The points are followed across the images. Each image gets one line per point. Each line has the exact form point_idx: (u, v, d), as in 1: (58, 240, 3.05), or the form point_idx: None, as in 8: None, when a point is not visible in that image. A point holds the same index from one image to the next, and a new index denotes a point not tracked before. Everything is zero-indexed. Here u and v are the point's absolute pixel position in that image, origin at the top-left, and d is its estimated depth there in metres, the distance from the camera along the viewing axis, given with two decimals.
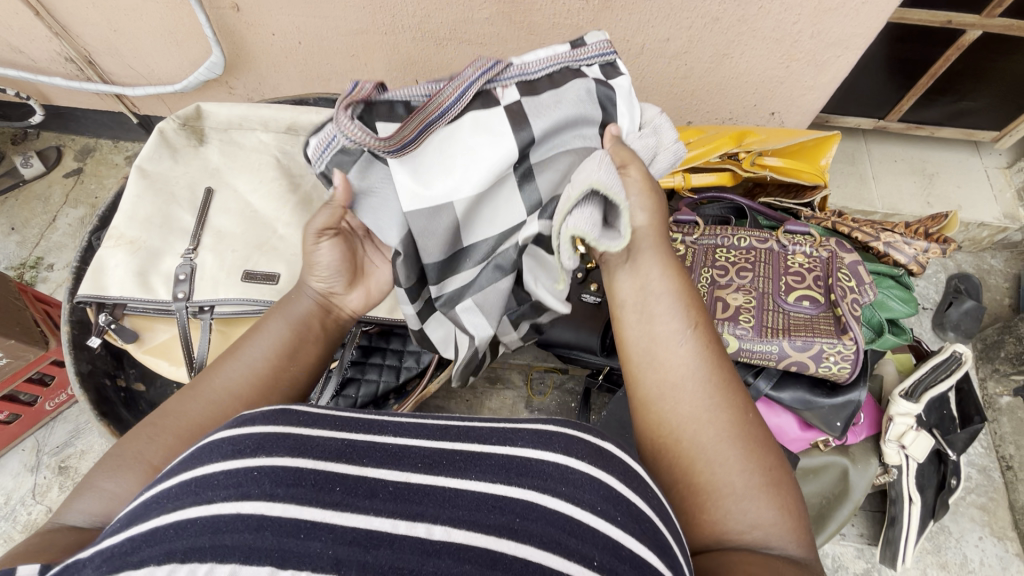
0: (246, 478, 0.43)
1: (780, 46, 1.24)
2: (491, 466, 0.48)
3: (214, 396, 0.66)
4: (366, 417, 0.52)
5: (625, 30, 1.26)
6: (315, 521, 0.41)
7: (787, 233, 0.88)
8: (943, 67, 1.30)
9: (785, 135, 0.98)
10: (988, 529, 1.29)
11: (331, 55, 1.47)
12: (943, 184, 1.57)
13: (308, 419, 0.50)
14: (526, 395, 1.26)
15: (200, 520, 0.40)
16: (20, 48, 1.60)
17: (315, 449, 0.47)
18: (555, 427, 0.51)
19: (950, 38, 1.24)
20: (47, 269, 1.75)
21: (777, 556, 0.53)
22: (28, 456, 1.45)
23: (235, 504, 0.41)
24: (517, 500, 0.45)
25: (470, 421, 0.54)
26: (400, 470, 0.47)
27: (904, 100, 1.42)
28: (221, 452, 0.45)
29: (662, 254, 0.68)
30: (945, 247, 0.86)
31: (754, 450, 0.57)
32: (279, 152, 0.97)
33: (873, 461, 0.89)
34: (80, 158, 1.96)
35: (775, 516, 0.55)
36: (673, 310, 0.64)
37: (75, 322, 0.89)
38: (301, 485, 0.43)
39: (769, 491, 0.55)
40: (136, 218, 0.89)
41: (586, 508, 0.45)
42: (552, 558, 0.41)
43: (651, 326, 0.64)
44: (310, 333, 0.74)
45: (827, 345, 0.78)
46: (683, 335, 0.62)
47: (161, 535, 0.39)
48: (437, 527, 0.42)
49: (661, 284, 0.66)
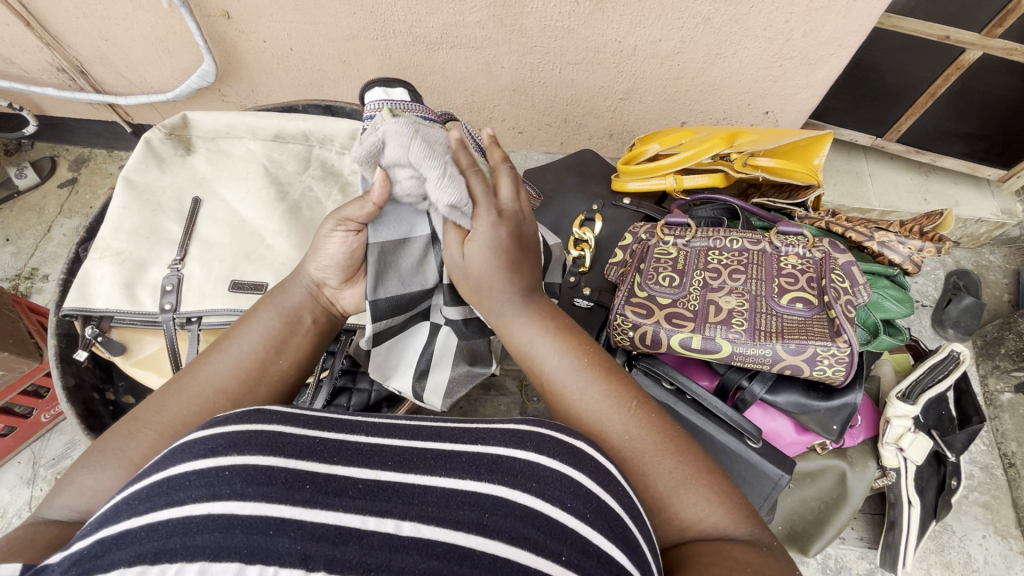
0: (216, 477, 0.42)
1: (772, 45, 1.23)
2: (461, 463, 0.48)
3: (198, 388, 0.64)
4: (338, 415, 0.52)
5: (618, 31, 1.25)
6: (286, 518, 0.40)
7: (780, 234, 0.87)
8: (943, 85, 1.30)
9: (776, 135, 0.97)
10: (991, 528, 1.27)
11: (323, 61, 1.46)
12: (939, 181, 1.56)
13: (281, 416, 0.50)
14: (521, 401, 1.23)
15: (172, 522, 0.39)
16: (12, 60, 1.60)
17: (287, 447, 0.46)
18: (526, 426, 0.52)
19: (950, 55, 1.24)
20: (42, 279, 1.73)
21: (734, 543, 0.53)
22: (24, 469, 1.44)
23: (206, 505, 0.40)
24: (487, 496, 0.45)
25: (448, 421, 0.54)
26: (369, 467, 0.47)
27: (903, 118, 1.42)
28: (192, 452, 0.45)
29: (515, 288, 0.67)
30: (940, 247, 0.84)
31: (673, 453, 0.57)
32: (267, 159, 0.96)
33: (872, 463, 0.87)
34: (75, 167, 1.95)
35: (704, 510, 0.55)
36: (542, 348, 0.65)
37: (61, 335, 0.88)
38: (272, 483, 0.42)
39: (693, 489, 0.56)
40: (122, 229, 0.88)
41: (554, 503, 0.45)
42: (521, 554, 0.41)
43: (535, 374, 0.66)
44: (299, 328, 0.71)
45: (821, 348, 0.76)
46: (559, 370, 0.63)
47: (131, 538, 0.39)
48: (406, 523, 0.42)
49: (523, 328, 0.66)
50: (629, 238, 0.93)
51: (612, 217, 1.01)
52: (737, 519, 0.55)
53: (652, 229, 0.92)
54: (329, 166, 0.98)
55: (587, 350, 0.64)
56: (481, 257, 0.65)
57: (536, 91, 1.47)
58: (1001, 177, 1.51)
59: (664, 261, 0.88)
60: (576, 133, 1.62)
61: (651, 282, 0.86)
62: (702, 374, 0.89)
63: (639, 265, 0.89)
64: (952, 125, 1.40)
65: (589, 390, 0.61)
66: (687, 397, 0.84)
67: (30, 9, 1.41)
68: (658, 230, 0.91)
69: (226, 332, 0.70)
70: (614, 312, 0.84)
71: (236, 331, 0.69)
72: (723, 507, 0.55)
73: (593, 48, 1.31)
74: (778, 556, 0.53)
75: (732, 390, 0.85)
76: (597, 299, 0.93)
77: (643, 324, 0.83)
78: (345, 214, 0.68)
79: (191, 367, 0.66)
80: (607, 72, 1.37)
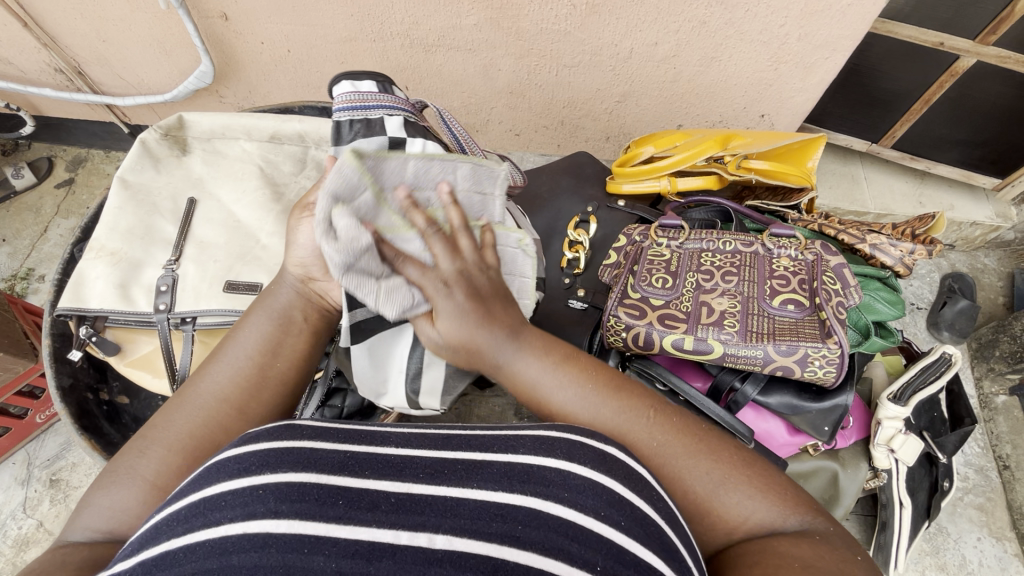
0: (250, 495, 0.44)
1: (768, 49, 1.24)
2: (492, 474, 0.48)
3: (200, 400, 0.64)
4: (369, 427, 0.53)
5: (614, 34, 1.26)
6: (320, 536, 0.42)
7: (772, 236, 0.87)
8: (938, 92, 1.31)
9: (770, 138, 0.97)
10: (986, 530, 1.28)
11: (320, 62, 1.47)
12: (933, 185, 1.57)
13: (311, 431, 0.51)
14: (516, 403, 1.23)
15: (208, 542, 0.41)
16: (9, 60, 1.60)
17: (319, 463, 0.48)
18: (557, 434, 0.52)
19: (944, 62, 1.25)
20: (38, 280, 1.73)
21: (780, 535, 0.55)
22: (19, 470, 1.43)
23: (241, 524, 0.42)
24: (519, 507, 0.46)
25: (473, 429, 0.55)
26: (401, 481, 0.48)
27: (898, 124, 1.43)
28: (227, 471, 0.46)
29: (505, 331, 0.64)
30: (931, 249, 0.85)
31: (706, 453, 0.59)
32: (263, 161, 0.96)
33: (863, 464, 0.88)
34: (72, 168, 1.95)
35: (748, 505, 0.56)
36: (549, 382, 0.64)
37: (56, 335, 0.88)
38: (305, 500, 0.44)
39: (736, 486, 0.57)
40: (117, 229, 0.88)
41: (589, 514, 0.46)
42: (554, 564, 0.42)
43: (546, 410, 0.64)
44: (293, 327, 0.71)
45: (811, 349, 0.77)
46: (573, 402, 0.62)
47: (171, 560, 0.41)
48: (439, 535, 0.43)
49: (526, 365, 0.64)
50: (623, 240, 0.93)
51: (606, 219, 1.01)
52: (785, 511, 0.56)
53: (646, 231, 0.92)
54: (325, 168, 0.98)
55: (589, 374, 0.64)
56: (454, 329, 0.63)
57: (532, 93, 1.48)
58: (995, 186, 1.52)
59: (657, 263, 0.88)
60: (572, 134, 1.62)
61: (644, 283, 0.86)
62: (695, 375, 0.90)
63: (633, 267, 0.89)
64: (947, 132, 1.41)
65: (604, 411, 0.61)
66: (681, 398, 0.85)
67: (28, 10, 1.41)
68: (651, 232, 0.91)
69: (221, 341, 0.70)
70: (608, 313, 0.85)
71: (229, 339, 0.70)
72: (769, 500, 0.57)
73: (589, 50, 1.31)
74: (818, 539, 0.54)
75: (724, 392, 0.86)
76: (591, 300, 0.93)
77: (636, 325, 0.83)
78: (311, 200, 0.71)
79: (190, 380, 0.67)
80: (604, 75, 1.38)
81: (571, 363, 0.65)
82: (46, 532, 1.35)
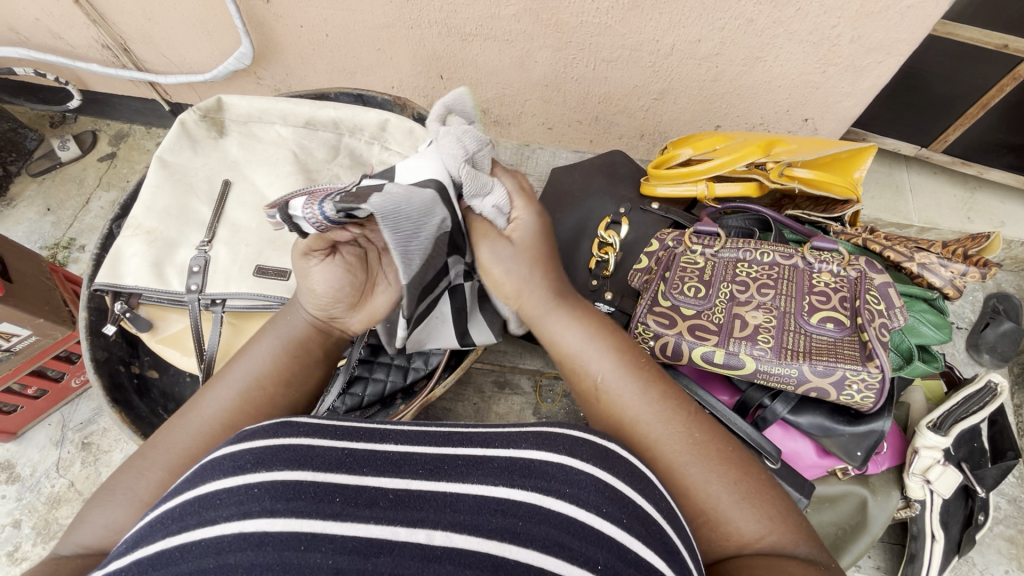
0: (245, 495, 0.43)
1: (818, 50, 1.18)
2: (493, 469, 0.48)
3: (205, 418, 0.64)
4: (363, 425, 0.53)
5: (656, 29, 1.22)
6: (317, 533, 0.41)
7: (813, 250, 0.84)
8: (998, 96, 1.24)
9: (817, 146, 0.93)
10: (1015, 563, 1.22)
11: (356, 48, 1.47)
12: (983, 200, 1.49)
13: (309, 429, 0.50)
14: (535, 401, 1.20)
15: (202, 543, 0.40)
16: (61, 35, 1.64)
17: (316, 460, 0.47)
18: (559, 430, 0.52)
19: (1007, 64, 1.18)
20: (79, 250, 1.79)
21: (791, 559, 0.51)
22: (54, 431, 1.49)
23: (235, 524, 0.41)
24: (520, 502, 0.46)
25: (472, 427, 0.54)
26: (401, 477, 0.47)
27: (951, 128, 1.35)
28: (221, 470, 0.45)
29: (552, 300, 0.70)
30: (985, 273, 0.82)
31: (735, 470, 0.57)
32: (296, 146, 0.98)
33: (895, 493, 0.85)
34: (114, 142, 2.00)
35: (762, 525, 0.54)
36: (590, 352, 0.67)
37: (92, 309, 0.91)
38: (301, 498, 0.43)
39: (749, 504, 0.55)
40: (154, 209, 0.90)
41: (591, 509, 0.46)
42: (556, 561, 0.42)
43: (579, 379, 0.68)
44: (309, 354, 0.72)
45: (850, 371, 0.75)
46: (607, 372, 0.65)
47: (163, 560, 0.39)
48: (438, 532, 0.43)
49: (567, 333, 0.69)
50: (654, 245, 0.90)
51: (638, 221, 0.98)
52: (793, 538, 0.54)
53: (680, 236, 0.89)
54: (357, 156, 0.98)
55: (634, 359, 0.67)
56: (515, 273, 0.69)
57: (568, 87, 1.45)
58: None
59: (690, 271, 0.86)
60: (606, 131, 1.59)
61: (677, 291, 0.84)
62: (722, 388, 0.87)
63: (664, 273, 0.87)
64: (1003, 136, 1.34)
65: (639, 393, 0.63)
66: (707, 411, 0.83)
67: None
68: (685, 238, 0.88)
69: (227, 363, 0.70)
70: (636, 320, 0.83)
71: (241, 359, 0.70)
72: (782, 528, 0.54)
73: (629, 45, 1.28)
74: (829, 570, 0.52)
75: (752, 408, 0.84)
76: (619, 304, 0.92)
77: (665, 334, 0.81)
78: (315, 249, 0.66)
79: (198, 399, 0.66)
80: (642, 71, 1.35)
81: (615, 342, 0.69)
82: (76, 492, 1.41)
